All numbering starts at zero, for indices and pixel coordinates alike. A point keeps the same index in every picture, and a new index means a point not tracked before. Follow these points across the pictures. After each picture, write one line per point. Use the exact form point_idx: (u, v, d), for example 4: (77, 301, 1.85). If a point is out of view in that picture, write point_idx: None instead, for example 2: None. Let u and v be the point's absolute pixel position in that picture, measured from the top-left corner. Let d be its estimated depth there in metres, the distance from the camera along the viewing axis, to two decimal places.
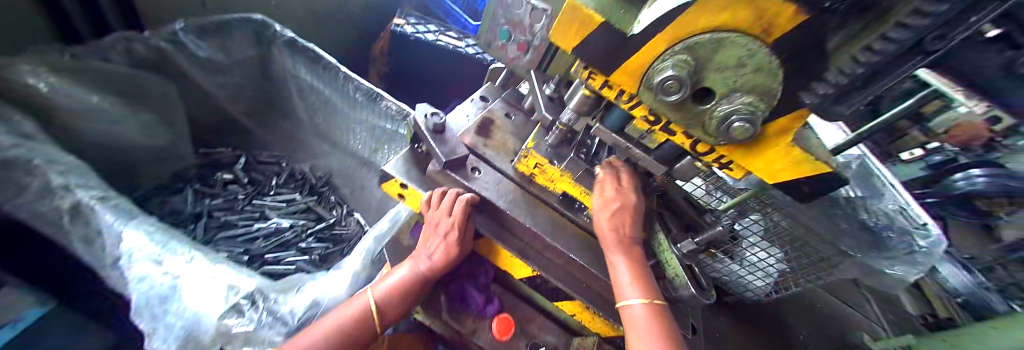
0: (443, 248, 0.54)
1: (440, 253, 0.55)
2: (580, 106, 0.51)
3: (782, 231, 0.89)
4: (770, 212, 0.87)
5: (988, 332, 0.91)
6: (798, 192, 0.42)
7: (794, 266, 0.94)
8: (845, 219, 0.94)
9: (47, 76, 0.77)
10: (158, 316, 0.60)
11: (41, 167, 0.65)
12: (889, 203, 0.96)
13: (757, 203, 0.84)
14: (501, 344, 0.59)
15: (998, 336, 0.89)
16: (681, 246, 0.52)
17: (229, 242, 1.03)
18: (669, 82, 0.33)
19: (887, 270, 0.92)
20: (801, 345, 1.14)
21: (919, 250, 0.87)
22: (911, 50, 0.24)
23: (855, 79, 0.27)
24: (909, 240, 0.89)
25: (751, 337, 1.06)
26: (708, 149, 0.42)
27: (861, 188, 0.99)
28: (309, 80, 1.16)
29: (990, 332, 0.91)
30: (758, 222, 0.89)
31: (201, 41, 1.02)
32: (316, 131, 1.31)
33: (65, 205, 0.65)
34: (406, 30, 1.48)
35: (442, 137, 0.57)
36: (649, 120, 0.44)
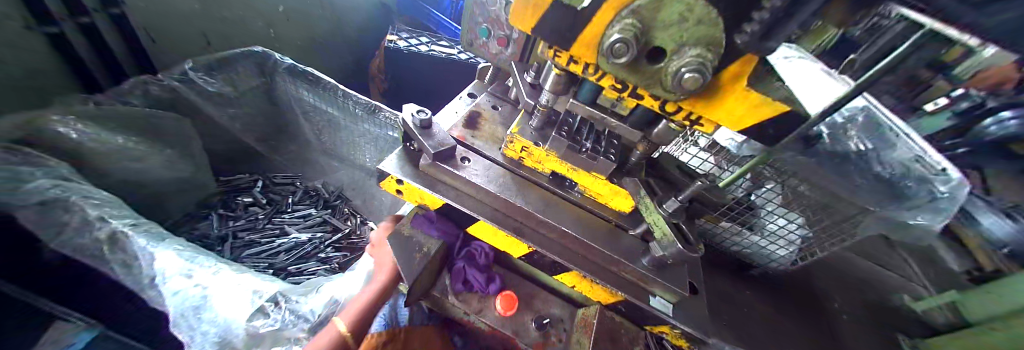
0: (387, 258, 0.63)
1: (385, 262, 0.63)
2: (556, 86, 0.53)
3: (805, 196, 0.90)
4: (787, 179, 0.89)
5: None
6: (765, 138, 0.43)
7: (818, 230, 0.93)
8: (859, 174, 0.90)
9: (74, 123, 0.86)
10: (194, 325, 0.65)
11: (78, 203, 0.72)
12: (904, 152, 0.88)
13: (771, 171, 0.87)
14: (506, 319, 0.63)
15: None
16: (667, 207, 0.54)
17: (254, 258, 1.10)
18: (617, 44, 0.34)
19: (910, 223, 0.79)
20: (837, 313, 1.14)
21: (942, 196, 0.76)
22: None
23: (777, 14, 0.27)
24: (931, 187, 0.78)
25: (780, 309, 1.06)
26: (675, 107, 0.44)
27: (871, 141, 0.94)
28: (311, 101, 1.23)
29: None
30: (775, 190, 0.91)
31: (210, 76, 1.11)
32: (323, 149, 1.38)
33: (103, 235, 0.72)
34: (399, 45, 1.54)
35: (429, 132, 0.61)
36: (617, 88, 0.45)
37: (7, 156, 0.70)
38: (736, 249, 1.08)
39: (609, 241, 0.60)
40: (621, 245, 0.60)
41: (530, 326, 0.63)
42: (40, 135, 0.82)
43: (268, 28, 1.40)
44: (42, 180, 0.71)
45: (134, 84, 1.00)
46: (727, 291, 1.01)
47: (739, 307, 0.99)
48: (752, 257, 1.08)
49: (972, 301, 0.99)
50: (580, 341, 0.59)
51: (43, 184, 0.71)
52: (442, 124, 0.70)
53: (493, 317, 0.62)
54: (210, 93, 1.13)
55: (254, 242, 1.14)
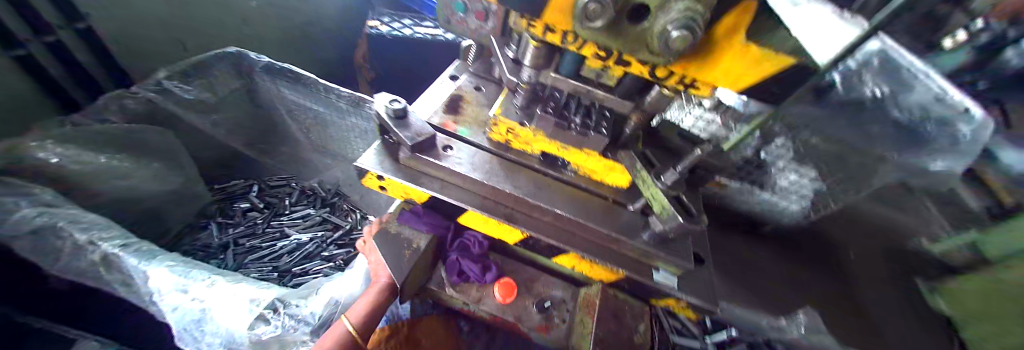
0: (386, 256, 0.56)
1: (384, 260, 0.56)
2: (535, 60, 0.48)
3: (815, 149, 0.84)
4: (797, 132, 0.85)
5: None
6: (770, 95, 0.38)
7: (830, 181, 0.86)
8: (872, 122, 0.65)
9: (54, 147, 0.83)
10: (199, 337, 0.67)
11: (66, 228, 0.71)
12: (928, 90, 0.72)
13: (781, 125, 0.86)
14: (506, 306, 0.61)
15: None
16: (665, 179, 0.49)
17: (258, 263, 1.10)
18: (591, 5, 0.29)
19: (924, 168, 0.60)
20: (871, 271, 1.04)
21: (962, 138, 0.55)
22: None
23: None
24: (953, 128, 0.55)
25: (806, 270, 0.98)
26: (666, 72, 0.39)
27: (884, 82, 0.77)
28: (293, 97, 1.18)
29: None
30: (786, 145, 0.88)
31: (186, 83, 1.06)
32: (314, 146, 1.32)
33: (97, 257, 0.72)
34: (381, 31, 1.46)
35: (405, 122, 0.56)
36: (601, 56, 0.40)
37: None
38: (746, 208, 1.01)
39: (604, 219, 0.57)
40: (619, 223, 0.57)
41: (531, 310, 0.62)
42: (21, 163, 0.79)
43: (243, 26, 1.33)
44: (28, 209, 0.70)
45: (108, 99, 0.96)
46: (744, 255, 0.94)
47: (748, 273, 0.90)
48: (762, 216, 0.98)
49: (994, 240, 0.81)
50: (583, 323, 0.57)
51: (29, 213, 0.70)
52: (419, 111, 0.66)
53: (493, 305, 0.61)
54: (188, 102, 1.09)
55: (256, 247, 1.14)
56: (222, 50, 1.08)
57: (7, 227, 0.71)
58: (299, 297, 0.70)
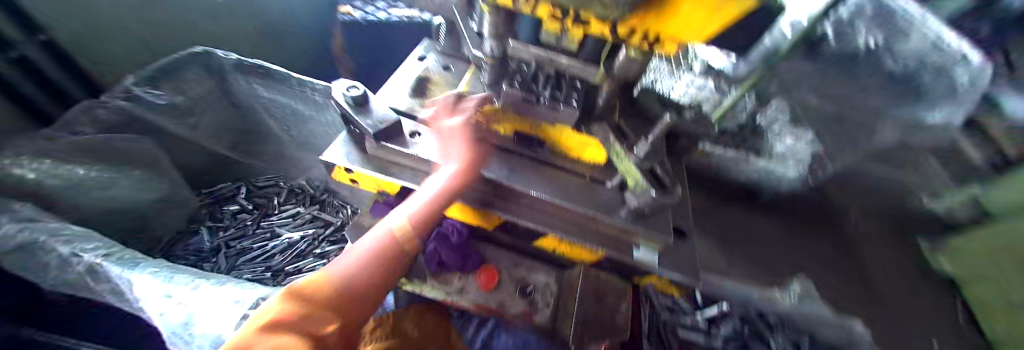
0: (463, 150, 0.50)
1: (462, 154, 0.50)
2: (495, 28, 0.42)
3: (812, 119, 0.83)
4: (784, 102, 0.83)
5: None
6: (732, 42, 0.33)
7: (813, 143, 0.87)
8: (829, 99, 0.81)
9: (33, 162, 0.82)
10: (189, 340, 0.67)
11: (48, 241, 0.73)
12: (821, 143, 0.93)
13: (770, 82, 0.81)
14: (489, 295, 0.60)
15: None
16: (637, 151, 0.47)
17: (250, 264, 1.13)
18: None
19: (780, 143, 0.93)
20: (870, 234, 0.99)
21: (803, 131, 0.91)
22: None
23: None
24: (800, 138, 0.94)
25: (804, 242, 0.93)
26: (625, 29, 0.35)
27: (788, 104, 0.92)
28: (268, 95, 1.16)
29: None
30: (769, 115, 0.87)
31: (155, 89, 1.02)
32: (296, 143, 1.31)
33: (54, 259, 0.75)
34: (354, 17, 1.37)
35: (366, 109, 0.53)
36: (556, 17, 0.37)
37: None
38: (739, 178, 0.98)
39: (584, 197, 0.54)
40: (598, 200, 0.54)
41: (514, 295, 0.61)
42: None
43: (213, 25, 1.27)
44: (9, 224, 0.72)
45: (78, 112, 0.92)
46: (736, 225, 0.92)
47: (734, 231, 0.91)
48: (761, 184, 0.95)
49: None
50: (567, 305, 0.58)
51: (10, 228, 0.72)
52: (375, 93, 0.61)
53: (476, 294, 0.60)
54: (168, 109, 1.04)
55: (248, 248, 1.17)
56: (190, 49, 1.03)
57: None
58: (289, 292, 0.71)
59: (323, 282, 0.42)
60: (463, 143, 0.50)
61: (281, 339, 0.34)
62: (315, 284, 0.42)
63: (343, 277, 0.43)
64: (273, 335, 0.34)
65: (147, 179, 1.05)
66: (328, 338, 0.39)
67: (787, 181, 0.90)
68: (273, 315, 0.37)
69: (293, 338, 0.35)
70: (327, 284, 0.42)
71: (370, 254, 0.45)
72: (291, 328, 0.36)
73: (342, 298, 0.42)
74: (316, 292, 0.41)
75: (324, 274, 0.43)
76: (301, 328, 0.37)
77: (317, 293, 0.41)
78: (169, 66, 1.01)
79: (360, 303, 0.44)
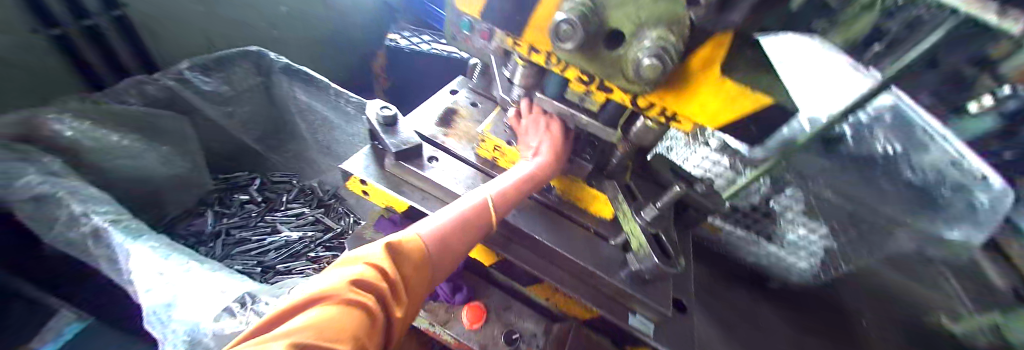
0: (549, 144, 0.51)
1: (548, 149, 0.51)
2: (524, 80, 0.48)
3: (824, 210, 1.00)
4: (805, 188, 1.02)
5: None
6: (746, 134, 0.36)
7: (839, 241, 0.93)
8: None
9: (72, 122, 0.86)
10: (164, 322, 0.66)
11: (65, 198, 0.74)
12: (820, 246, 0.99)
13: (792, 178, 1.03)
14: (474, 334, 0.57)
15: None
16: (645, 214, 0.49)
17: (244, 255, 1.13)
18: (564, 25, 0.30)
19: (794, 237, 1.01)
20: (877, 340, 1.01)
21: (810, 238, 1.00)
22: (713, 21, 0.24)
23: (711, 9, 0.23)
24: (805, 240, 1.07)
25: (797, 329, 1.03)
26: (645, 102, 0.38)
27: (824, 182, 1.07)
28: (307, 101, 1.24)
29: None
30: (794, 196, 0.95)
31: (206, 76, 1.11)
32: (319, 146, 1.37)
33: (64, 216, 0.76)
34: (400, 44, 1.55)
35: (394, 130, 0.57)
36: (583, 80, 0.41)
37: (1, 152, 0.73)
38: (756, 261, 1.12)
39: (586, 250, 0.54)
40: (599, 254, 0.54)
41: (499, 340, 0.57)
42: (38, 133, 0.81)
43: (271, 28, 1.39)
44: (33, 176, 0.74)
45: (129, 84, 0.98)
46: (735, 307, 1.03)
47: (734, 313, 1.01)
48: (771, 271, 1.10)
49: None
50: None
51: (32, 180, 0.74)
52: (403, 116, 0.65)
53: (460, 331, 0.57)
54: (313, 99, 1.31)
55: (247, 239, 1.18)
56: (246, 46, 1.15)
57: (13, 192, 0.75)
58: (273, 292, 0.71)
59: (416, 244, 0.36)
60: (552, 136, 0.52)
61: (366, 302, 0.28)
62: (407, 241, 0.35)
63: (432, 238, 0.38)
64: (360, 293, 0.28)
65: (172, 155, 1.09)
66: (398, 314, 0.32)
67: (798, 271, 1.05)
68: (364, 269, 0.30)
69: (375, 305, 0.29)
70: (418, 246, 0.36)
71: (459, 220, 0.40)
72: (376, 291, 0.29)
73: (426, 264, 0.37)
74: (409, 249, 0.35)
75: (413, 233, 0.37)
76: (386, 290, 0.31)
77: (410, 253, 0.35)
78: (224, 58, 1.12)
79: (438, 271, 0.38)
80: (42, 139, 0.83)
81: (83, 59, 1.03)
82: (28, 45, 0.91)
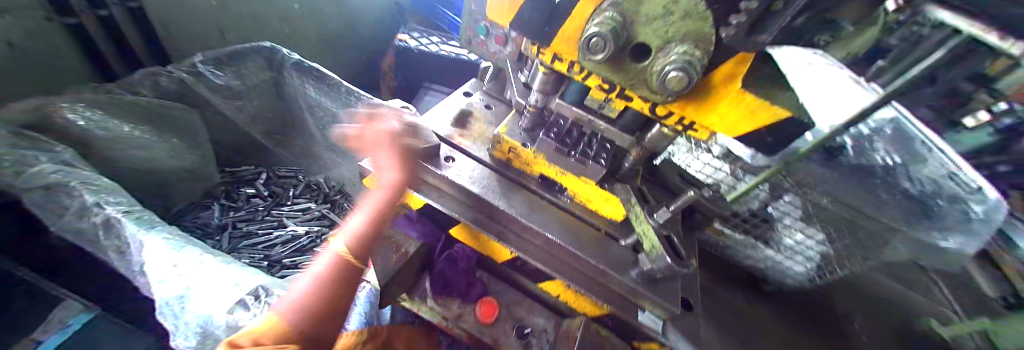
0: (393, 161, 0.53)
1: (393, 166, 0.53)
2: (543, 84, 0.50)
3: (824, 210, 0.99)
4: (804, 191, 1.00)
5: None
6: (764, 145, 0.37)
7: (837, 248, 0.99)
8: (884, 188, 1.00)
9: (84, 110, 0.86)
10: (178, 314, 0.66)
11: (77, 188, 0.72)
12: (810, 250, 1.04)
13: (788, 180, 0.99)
14: (486, 328, 0.60)
15: None
16: (658, 217, 0.50)
17: (251, 249, 1.14)
18: (595, 39, 0.31)
19: (789, 239, 1.05)
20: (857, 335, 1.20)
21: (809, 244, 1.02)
22: (745, 40, 0.25)
23: (742, 31, 0.25)
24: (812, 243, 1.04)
25: (795, 324, 1.16)
26: (665, 111, 0.40)
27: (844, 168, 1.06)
28: (315, 97, 1.25)
29: None
30: (792, 202, 1.00)
31: (218, 70, 1.12)
32: (329, 145, 1.42)
33: (75, 205, 0.72)
34: (409, 44, 1.57)
35: (413, 129, 0.59)
36: (603, 89, 0.42)
37: (13, 139, 0.71)
38: (749, 262, 1.20)
39: (598, 250, 0.55)
40: (610, 255, 0.55)
41: (510, 334, 0.59)
42: (48, 123, 0.81)
43: (282, 24, 1.40)
44: (46, 165, 0.71)
45: (143, 75, 1.01)
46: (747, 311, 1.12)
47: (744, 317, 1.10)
48: (767, 273, 1.19)
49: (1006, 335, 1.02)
50: None
51: (46, 169, 0.71)
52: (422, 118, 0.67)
53: (473, 324, 0.60)
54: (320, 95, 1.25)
55: (254, 233, 1.19)
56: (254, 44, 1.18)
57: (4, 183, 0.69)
58: (284, 285, 0.72)
59: (278, 322, 0.42)
60: (389, 151, 0.53)
61: None
62: (271, 324, 0.42)
63: (291, 302, 0.44)
64: None
65: (182, 148, 1.08)
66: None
67: (792, 272, 1.12)
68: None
69: None
70: (282, 320, 0.43)
71: (318, 279, 0.48)
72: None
73: (301, 322, 0.43)
74: (271, 329, 0.41)
75: (274, 316, 0.43)
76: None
77: (274, 328, 0.41)
78: (235, 53, 1.14)
79: (324, 321, 0.46)
80: (55, 129, 0.83)
81: (96, 51, 1.04)
82: (49, 34, 0.92)
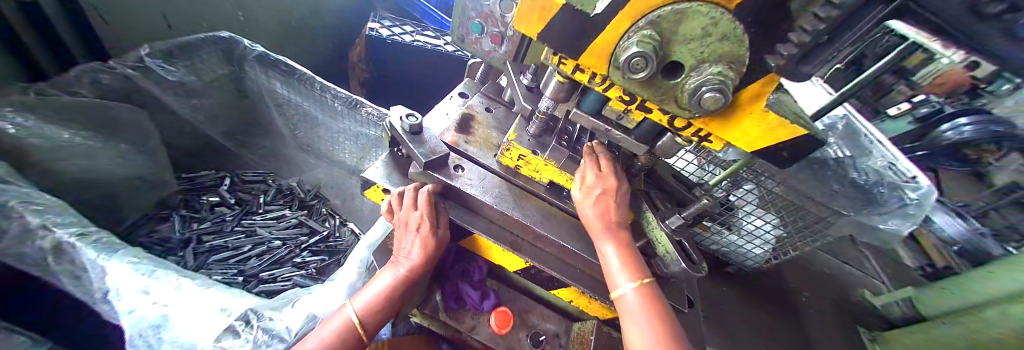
0: (420, 245, 0.52)
1: (419, 250, 0.52)
2: (557, 93, 0.49)
3: (776, 198, 1.01)
4: (763, 181, 0.99)
5: (987, 279, 1.01)
6: (776, 157, 0.40)
7: (789, 231, 1.07)
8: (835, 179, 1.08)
9: (12, 116, 0.74)
10: (154, 345, 0.59)
11: (16, 208, 0.62)
12: (767, 235, 1.13)
13: (750, 173, 0.99)
14: (501, 337, 0.60)
15: (996, 283, 0.99)
16: (670, 223, 0.52)
17: (222, 264, 1.05)
18: (636, 59, 0.31)
19: (750, 224, 1.14)
20: (806, 306, 1.34)
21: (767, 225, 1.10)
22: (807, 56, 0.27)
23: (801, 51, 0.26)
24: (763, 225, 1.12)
25: (753, 302, 1.27)
26: (685, 124, 0.41)
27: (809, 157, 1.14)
28: (285, 94, 1.14)
29: (988, 279, 1.01)
30: (752, 191, 1.04)
31: (169, 64, 1.00)
32: (300, 145, 1.31)
33: (13, 228, 0.62)
34: (381, 34, 1.45)
35: (420, 138, 0.57)
36: (624, 100, 0.43)
37: None
38: (716, 246, 1.30)
39: None
40: None
41: (525, 342, 0.61)
42: None
43: (237, 10, 1.27)
44: None
45: (80, 72, 0.88)
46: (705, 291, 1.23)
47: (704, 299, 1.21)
48: (729, 257, 1.30)
49: (929, 301, 1.18)
50: None
51: None
52: (425, 125, 0.66)
53: (487, 334, 0.60)
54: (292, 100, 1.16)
55: (224, 245, 1.09)
56: (208, 33, 1.03)
57: None
58: (275, 306, 0.66)
59: None
60: (421, 236, 0.52)
61: None
62: None
63: None
64: None
65: (134, 154, 0.97)
66: None
67: (750, 255, 1.24)
68: None
69: None
70: None
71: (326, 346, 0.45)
72: None
73: None
74: None
75: None
76: None
77: None
78: (190, 44, 1.01)
79: None
80: None
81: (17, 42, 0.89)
82: None
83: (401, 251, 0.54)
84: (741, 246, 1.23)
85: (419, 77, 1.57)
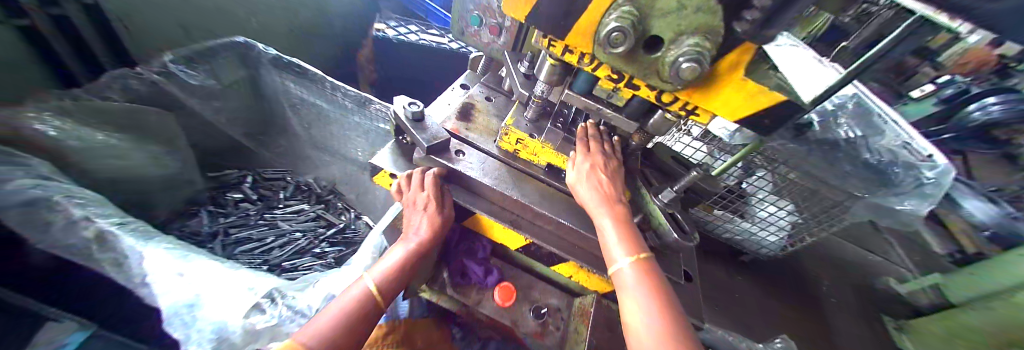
0: (428, 222, 0.56)
1: (428, 227, 0.56)
2: (550, 75, 0.51)
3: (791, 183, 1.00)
4: (774, 166, 0.99)
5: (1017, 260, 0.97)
6: (761, 126, 0.41)
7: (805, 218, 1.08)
8: (847, 160, 1.05)
9: (53, 120, 0.81)
10: (188, 322, 0.64)
11: (62, 202, 0.68)
12: (780, 221, 1.13)
13: (762, 159, 0.99)
14: (505, 310, 0.63)
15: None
16: (662, 197, 0.56)
17: (248, 254, 1.11)
18: (615, 34, 0.33)
19: (764, 212, 1.13)
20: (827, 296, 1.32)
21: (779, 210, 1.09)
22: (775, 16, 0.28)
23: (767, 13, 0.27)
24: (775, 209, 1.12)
25: (766, 289, 1.27)
26: (671, 97, 0.43)
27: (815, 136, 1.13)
28: (298, 93, 1.20)
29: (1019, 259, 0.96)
30: (764, 178, 1.05)
31: (190, 69, 1.06)
32: (314, 143, 1.38)
33: (60, 220, 0.69)
34: (387, 34, 1.50)
35: (423, 125, 0.60)
36: (613, 79, 0.44)
37: None
38: (728, 235, 1.29)
39: None
40: None
41: (527, 314, 0.64)
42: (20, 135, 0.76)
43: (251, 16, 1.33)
44: (24, 179, 0.66)
45: (111, 78, 0.94)
46: (718, 279, 1.23)
47: (717, 285, 1.21)
48: (743, 246, 1.29)
49: (954, 284, 1.15)
50: (578, 333, 0.57)
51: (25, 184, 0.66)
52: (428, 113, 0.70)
53: (492, 308, 0.63)
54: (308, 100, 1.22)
55: (248, 237, 1.15)
56: (227, 38, 1.10)
57: None
58: (296, 286, 0.71)
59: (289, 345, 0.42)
60: (429, 215, 0.55)
61: None
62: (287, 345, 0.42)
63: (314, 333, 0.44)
64: None
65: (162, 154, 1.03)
66: None
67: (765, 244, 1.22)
68: None
69: None
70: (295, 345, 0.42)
71: (343, 313, 0.48)
72: None
73: None
74: None
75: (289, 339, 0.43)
76: None
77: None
78: (210, 49, 1.07)
79: None
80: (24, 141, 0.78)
81: (52, 51, 0.96)
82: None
83: (411, 228, 0.58)
84: (755, 235, 1.22)
85: (426, 75, 1.62)
